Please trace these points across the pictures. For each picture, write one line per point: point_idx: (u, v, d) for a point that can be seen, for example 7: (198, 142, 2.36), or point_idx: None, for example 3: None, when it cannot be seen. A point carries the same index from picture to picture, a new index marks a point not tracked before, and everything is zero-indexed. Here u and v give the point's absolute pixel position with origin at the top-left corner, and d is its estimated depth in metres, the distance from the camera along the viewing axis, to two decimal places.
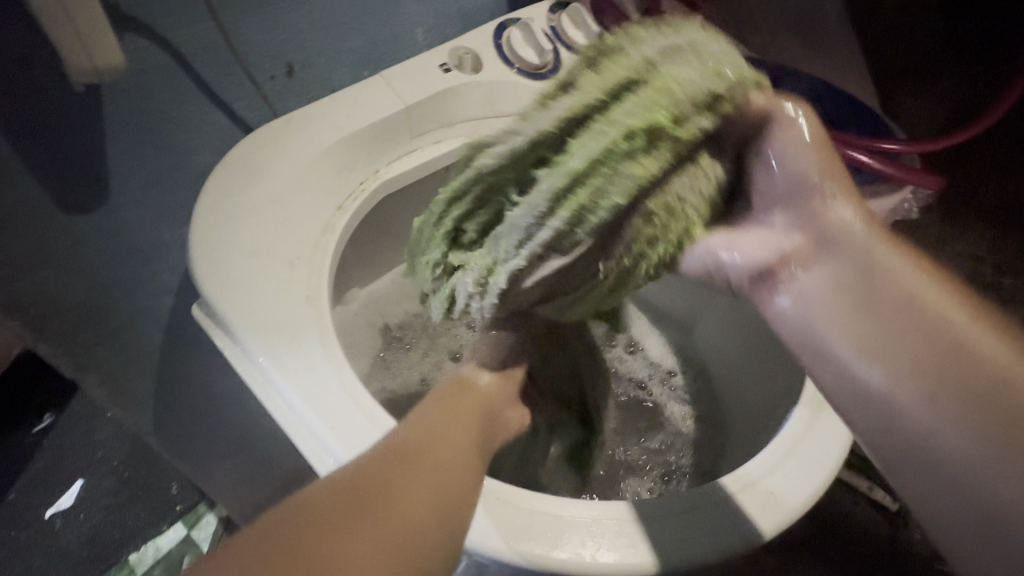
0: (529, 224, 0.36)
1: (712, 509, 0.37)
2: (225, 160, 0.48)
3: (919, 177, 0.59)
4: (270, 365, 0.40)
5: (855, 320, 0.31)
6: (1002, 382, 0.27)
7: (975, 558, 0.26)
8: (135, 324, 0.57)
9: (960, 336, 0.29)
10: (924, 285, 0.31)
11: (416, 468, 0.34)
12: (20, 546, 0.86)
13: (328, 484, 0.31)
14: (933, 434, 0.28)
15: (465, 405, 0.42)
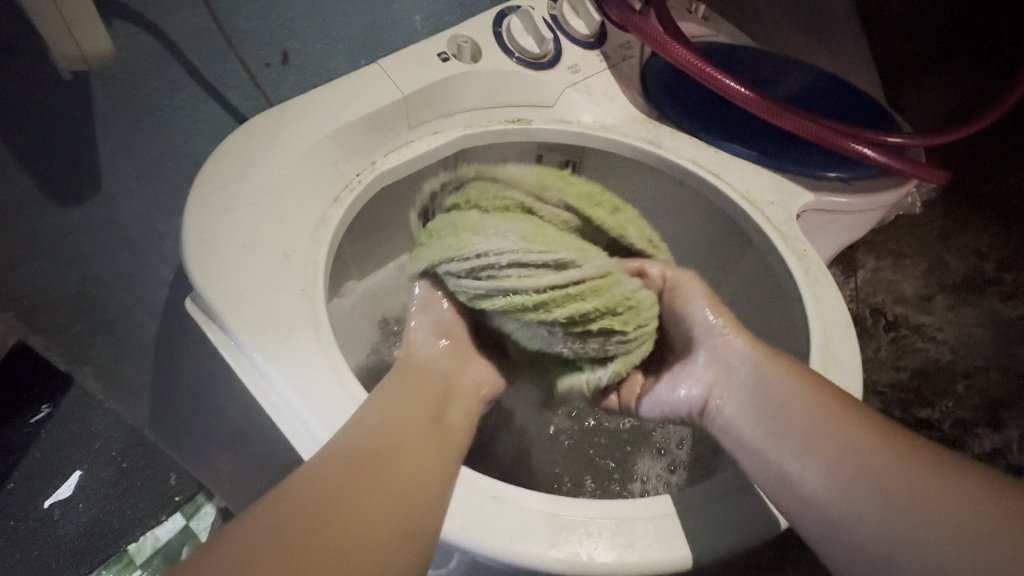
0: (505, 253, 0.42)
1: (707, 509, 0.37)
2: (220, 150, 0.48)
3: (922, 169, 0.58)
4: (263, 360, 0.40)
5: (772, 413, 0.42)
6: (878, 468, 0.35)
7: None
8: (130, 316, 0.56)
9: (833, 422, 0.39)
10: (801, 388, 0.41)
11: (371, 476, 0.34)
12: (18, 535, 0.86)
13: (281, 497, 0.31)
14: (833, 506, 0.36)
15: (422, 387, 0.44)
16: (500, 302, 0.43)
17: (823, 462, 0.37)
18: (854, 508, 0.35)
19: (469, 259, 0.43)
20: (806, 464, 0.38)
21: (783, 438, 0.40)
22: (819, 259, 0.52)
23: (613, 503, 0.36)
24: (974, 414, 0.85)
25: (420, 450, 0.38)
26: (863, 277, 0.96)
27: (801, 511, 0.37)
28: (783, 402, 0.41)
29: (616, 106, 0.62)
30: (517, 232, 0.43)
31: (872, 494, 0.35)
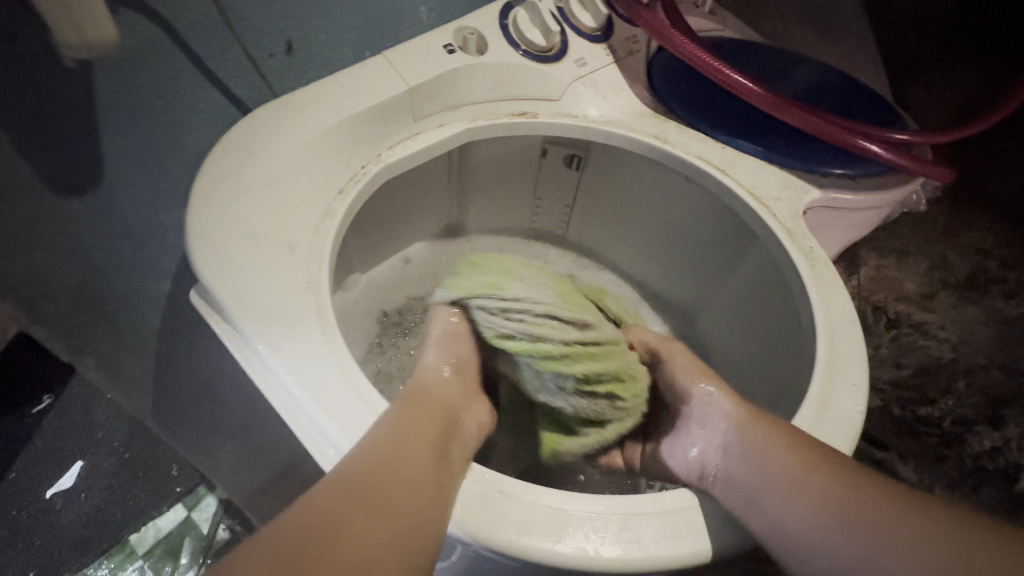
0: (542, 303, 0.44)
1: (691, 515, 0.36)
2: (223, 140, 0.47)
3: (930, 167, 0.58)
4: (268, 353, 0.39)
5: (755, 447, 0.43)
6: (860, 511, 0.38)
7: None
8: (132, 307, 0.56)
9: (812, 466, 0.40)
10: (778, 444, 0.42)
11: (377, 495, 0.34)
12: (19, 526, 0.85)
13: (292, 521, 0.32)
14: (817, 543, 0.39)
15: (426, 405, 0.44)
16: (522, 349, 0.45)
17: (809, 506, 0.40)
18: (829, 547, 0.38)
19: (500, 302, 0.45)
20: (792, 506, 0.40)
21: (767, 479, 0.41)
22: (825, 256, 0.52)
23: (619, 498, 0.36)
24: (975, 412, 0.85)
25: (423, 460, 0.37)
26: (866, 275, 0.95)
27: (787, 552, 0.39)
28: (761, 459, 0.42)
29: (623, 100, 0.62)
30: (550, 286, 0.46)
31: (854, 536, 0.37)
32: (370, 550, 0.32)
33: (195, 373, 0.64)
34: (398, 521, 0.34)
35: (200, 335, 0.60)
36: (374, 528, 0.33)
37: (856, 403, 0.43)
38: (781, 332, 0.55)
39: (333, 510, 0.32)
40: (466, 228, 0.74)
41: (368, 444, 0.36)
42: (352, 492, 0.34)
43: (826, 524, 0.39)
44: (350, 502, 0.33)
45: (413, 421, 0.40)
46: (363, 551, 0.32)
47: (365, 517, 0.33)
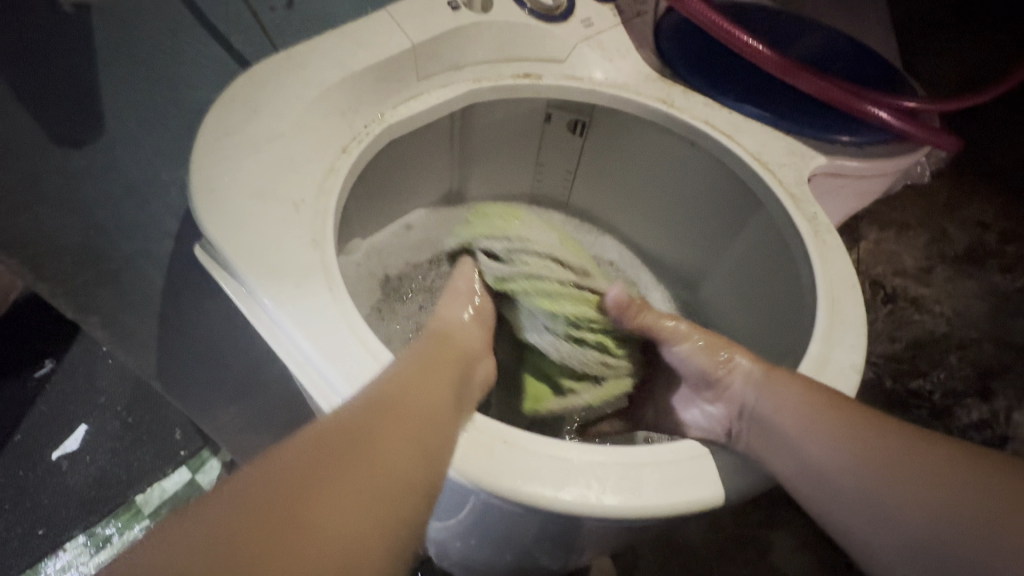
0: (543, 243, 0.48)
1: (689, 464, 0.37)
2: (224, 97, 0.46)
3: (938, 136, 0.58)
4: (275, 307, 0.40)
5: (773, 388, 0.43)
6: (865, 442, 0.39)
7: (851, 530, 0.38)
8: (135, 267, 0.56)
9: (821, 400, 0.41)
10: (789, 380, 0.43)
11: (392, 419, 0.35)
12: (28, 485, 0.88)
13: (311, 438, 0.33)
14: (820, 471, 0.40)
15: (444, 348, 0.45)
16: (520, 287, 0.48)
17: (825, 444, 0.40)
18: (831, 478, 0.39)
19: (506, 243, 0.48)
20: (806, 445, 0.40)
21: (767, 406, 0.43)
22: (829, 223, 0.52)
23: (621, 448, 0.37)
24: (964, 384, 0.87)
25: (435, 396, 0.39)
26: (865, 248, 0.96)
27: (801, 484, 0.40)
28: (769, 392, 0.43)
29: (629, 63, 0.61)
30: (552, 233, 0.50)
31: (855, 470, 0.38)
32: (380, 480, 0.32)
33: (197, 334, 0.64)
34: (410, 459, 0.34)
35: (203, 296, 0.60)
36: (384, 461, 0.33)
37: (854, 363, 0.44)
38: (782, 297, 0.55)
39: (349, 440, 0.33)
40: (468, 195, 0.74)
41: (386, 376, 0.38)
42: (370, 414, 0.35)
43: (833, 461, 0.39)
44: (366, 433, 0.34)
45: (426, 364, 0.41)
46: (375, 480, 0.32)
47: (378, 449, 0.34)
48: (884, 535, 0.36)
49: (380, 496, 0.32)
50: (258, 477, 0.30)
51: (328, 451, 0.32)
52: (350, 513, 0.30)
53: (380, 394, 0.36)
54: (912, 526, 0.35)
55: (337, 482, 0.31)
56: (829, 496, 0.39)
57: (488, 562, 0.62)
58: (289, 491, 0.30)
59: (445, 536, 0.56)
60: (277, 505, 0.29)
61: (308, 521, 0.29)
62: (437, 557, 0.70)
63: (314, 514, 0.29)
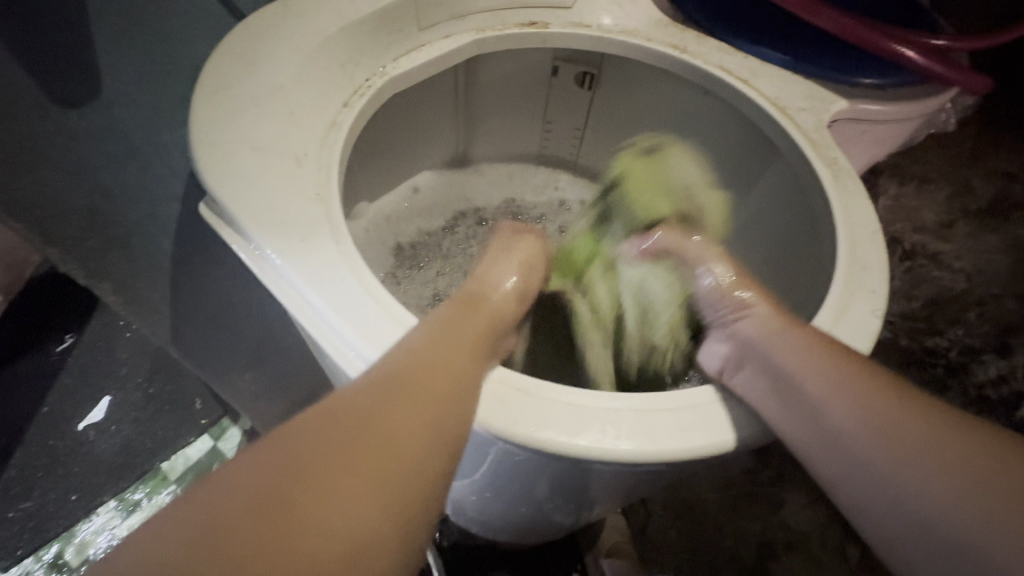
0: (692, 168, 0.55)
1: (704, 412, 0.37)
2: (221, 48, 0.45)
3: (968, 75, 0.55)
4: (282, 261, 0.39)
5: (788, 329, 0.42)
6: (894, 422, 0.36)
7: (862, 510, 0.36)
8: (145, 232, 0.56)
9: (848, 373, 0.38)
10: (820, 348, 0.39)
11: (399, 393, 0.34)
12: (58, 453, 0.91)
13: (315, 421, 0.32)
14: (842, 452, 0.37)
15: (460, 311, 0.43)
16: (643, 176, 0.56)
17: (845, 409, 0.37)
18: (853, 461, 0.36)
19: (666, 145, 0.58)
20: (826, 406, 0.38)
21: (795, 378, 0.39)
22: (850, 168, 0.50)
23: (632, 395, 0.37)
24: (983, 341, 0.86)
25: (447, 357, 0.37)
26: (885, 205, 0.92)
27: (817, 450, 0.38)
28: (799, 352, 0.40)
29: (639, 7, 0.58)
30: (708, 171, 0.57)
31: (881, 453, 0.35)
32: (379, 459, 0.31)
33: (211, 301, 0.65)
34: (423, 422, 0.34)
35: (215, 262, 0.60)
36: (394, 425, 0.33)
37: (876, 309, 0.42)
38: (799, 250, 0.54)
39: (356, 403, 0.33)
40: (474, 157, 0.72)
41: (401, 345, 0.37)
42: (378, 389, 0.34)
43: (857, 438, 0.37)
44: (377, 396, 0.34)
45: (441, 324, 0.40)
46: (380, 444, 0.32)
47: (389, 411, 0.33)
48: (901, 523, 0.34)
49: (387, 464, 0.31)
50: (257, 464, 0.30)
51: (338, 417, 0.32)
52: (355, 479, 0.30)
53: (395, 352, 0.36)
54: (933, 506, 0.33)
55: (343, 447, 0.31)
56: (847, 468, 0.37)
57: (503, 518, 0.63)
58: (283, 479, 0.29)
59: (462, 492, 0.57)
60: (283, 471, 0.29)
61: (301, 506, 0.28)
62: (453, 516, 0.71)
63: (307, 500, 0.29)
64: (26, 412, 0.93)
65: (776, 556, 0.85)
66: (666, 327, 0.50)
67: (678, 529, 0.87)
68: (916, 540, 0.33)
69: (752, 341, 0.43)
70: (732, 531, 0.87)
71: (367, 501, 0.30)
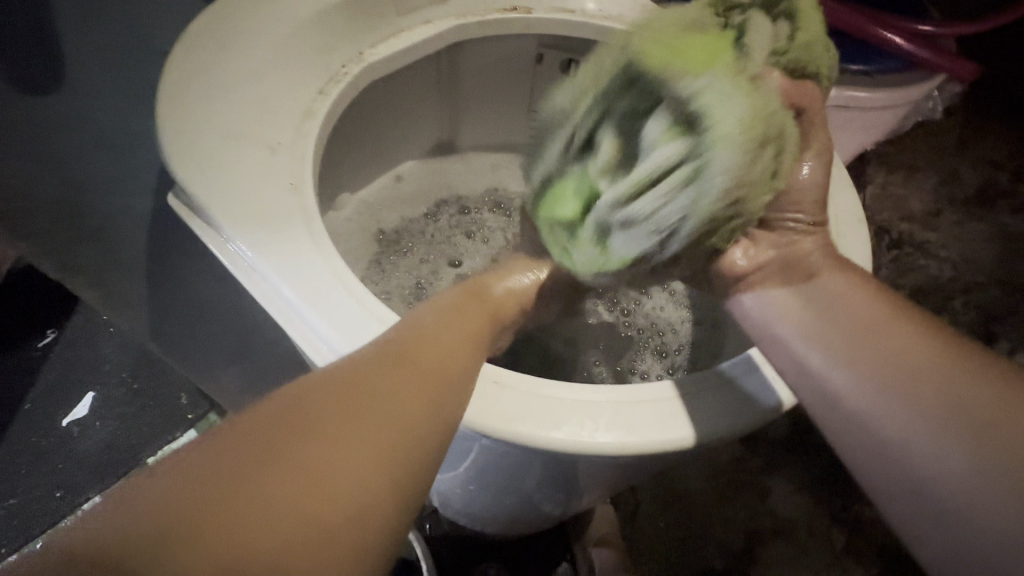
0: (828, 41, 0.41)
1: (680, 403, 0.36)
2: (187, 35, 0.43)
3: (954, 62, 0.54)
4: (254, 253, 0.38)
5: (837, 279, 0.38)
6: (914, 368, 0.33)
7: (860, 463, 0.34)
8: (119, 224, 0.54)
9: (874, 318, 0.36)
10: (858, 296, 0.37)
11: (394, 373, 0.33)
12: (42, 450, 0.89)
13: (301, 391, 0.31)
14: (853, 403, 0.34)
15: (476, 307, 0.44)
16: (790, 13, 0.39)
17: (860, 371, 0.34)
18: (866, 412, 0.34)
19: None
20: (839, 367, 0.35)
21: (820, 325, 0.37)
22: (836, 155, 0.49)
23: (613, 387, 0.36)
24: (970, 328, 0.84)
25: (450, 346, 0.37)
26: (872, 192, 0.91)
27: (827, 414, 0.35)
28: (831, 303, 0.38)
29: None
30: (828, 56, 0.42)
31: (893, 400, 0.33)
32: (359, 435, 0.30)
33: (190, 294, 0.63)
34: (420, 399, 0.33)
35: (193, 254, 0.58)
36: (390, 401, 0.32)
37: None
38: None
39: (345, 375, 0.32)
40: (460, 146, 0.71)
41: (403, 327, 0.37)
42: (371, 367, 0.33)
43: (871, 383, 0.34)
44: (372, 370, 0.32)
45: (446, 315, 0.40)
46: (374, 421, 0.31)
47: (382, 387, 0.32)
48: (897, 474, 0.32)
49: (383, 439, 0.30)
50: (235, 431, 0.29)
51: (334, 389, 0.31)
52: (345, 453, 0.29)
53: (396, 336, 0.36)
54: (954, 475, 0.30)
55: (335, 424, 0.30)
56: (860, 431, 0.34)
57: (491, 509, 0.63)
58: (259, 448, 0.28)
59: (447, 484, 0.56)
60: (271, 442, 0.28)
61: (272, 476, 0.27)
62: (441, 508, 0.71)
63: (282, 471, 0.28)
64: (9, 409, 0.92)
65: (763, 541, 0.86)
66: (769, 194, 0.38)
67: (666, 517, 0.87)
68: (930, 512, 0.31)
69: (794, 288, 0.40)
70: (720, 519, 0.87)
71: (363, 476, 0.29)
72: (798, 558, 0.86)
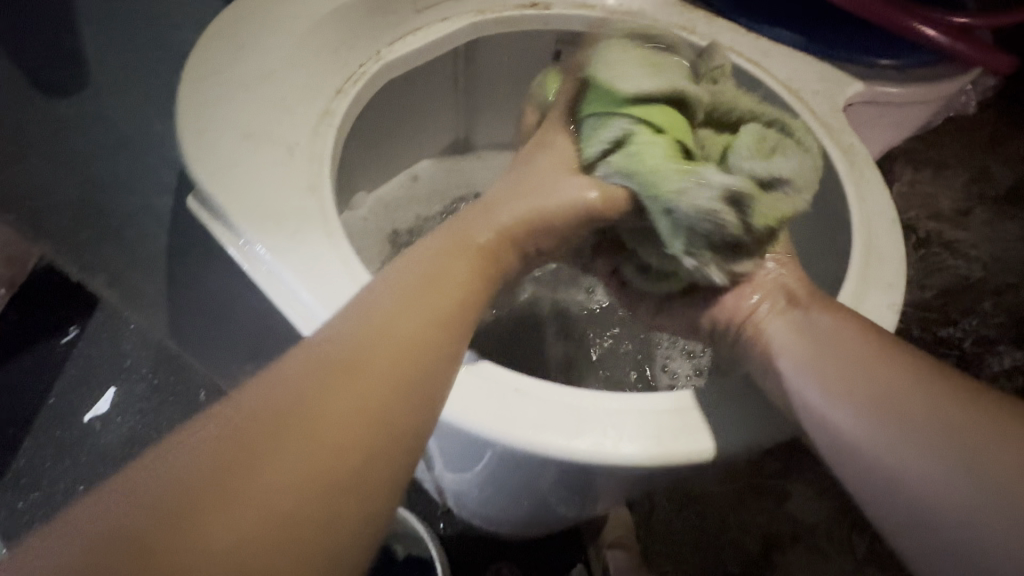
0: None
1: (690, 419, 0.35)
2: (207, 35, 0.43)
3: (992, 55, 0.52)
4: (271, 254, 0.38)
5: (831, 316, 0.40)
6: (909, 398, 0.34)
7: (872, 497, 0.34)
8: (140, 221, 0.55)
9: (868, 353, 0.37)
10: (855, 332, 0.38)
11: (356, 376, 0.28)
12: (65, 444, 0.91)
13: (246, 408, 0.27)
14: (856, 440, 0.35)
15: (455, 272, 0.35)
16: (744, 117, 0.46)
17: (853, 406, 0.36)
18: (875, 447, 0.34)
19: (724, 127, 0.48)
20: (837, 402, 0.36)
21: (816, 363, 0.38)
22: (866, 153, 0.48)
23: (634, 396, 0.36)
24: (998, 332, 0.85)
25: (415, 331, 0.31)
26: (898, 191, 0.89)
27: (833, 452, 0.36)
28: (833, 341, 0.38)
29: None
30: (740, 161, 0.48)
31: (897, 432, 0.34)
32: (318, 454, 0.26)
33: (205, 293, 0.63)
34: (376, 411, 0.28)
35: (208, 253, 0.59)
36: (348, 413, 0.27)
37: (892, 302, 0.41)
38: (808, 238, 0.52)
39: (295, 387, 0.28)
40: (476, 144, 0.70)
41: (360, 319, 0.31)
42: (328, 374, 0.28)
43: (874, 418, 0.35)
44: (322, 381, 0.28)
45: (419, 286, 0.33)
46: (333, 432, 0.27)
47: (338, 402, 0.28)
48: (913, 503, 0.32)
49: (335, 461, 0.26)
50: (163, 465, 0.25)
51: (280, 404, 0.27)
52: (299, 484, 0.25)
53: (349, 339, 0.30)
54: (958, 498, 0.31)
55: (279, 443, 0.26)
56: (860, 460, 0.35)
57: (505, 511, 0.62)
58: (192, 488, 0.24)
59: (462, 486, 0.56)
60: (213, 465, 0.25)
61: (205, 521, 0.23)
62: (456, 508, 0.71)
63: (215, 512, 0.24)
64: (34, 404, 0.93)
65: (781, 547, 0.85)
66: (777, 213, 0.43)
67: (683, 521, 0.86)
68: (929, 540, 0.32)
69: (790, 326, 0.41)
70: (737, 522, 0.86)
71: (344, 487, 0.26)
72: (817, 565, 0.84)
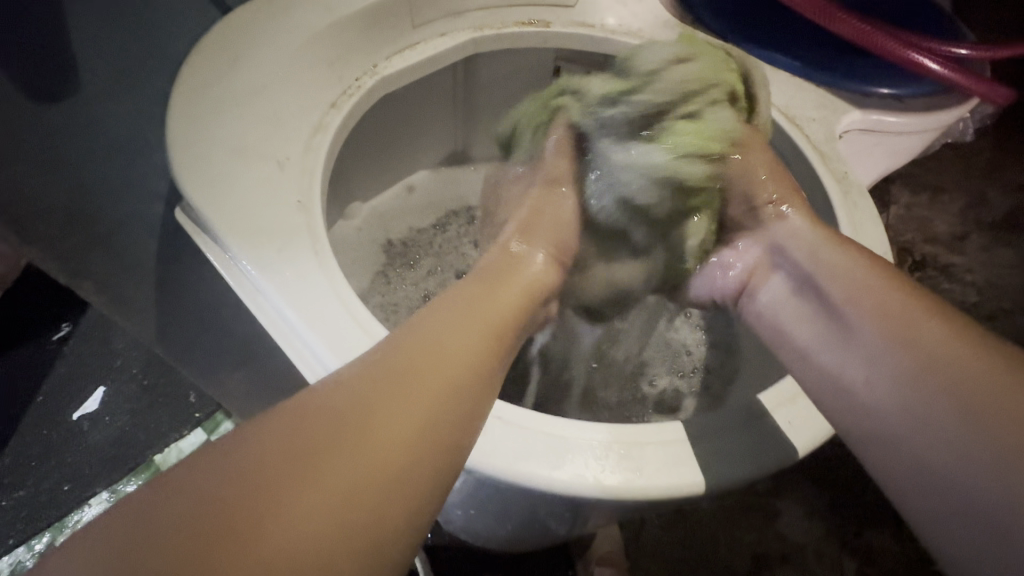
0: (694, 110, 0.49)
1: (678, 452, 0.35)
2: (200, 50, 0.43)
3: (988, 86, 0.52)
4: (257, 272, 0.38)
5: (866, 279, 0.42)
6: (939, 366, 0.36)
7: (886, 464, 0.36)
8: (131, 228, 0.54)
9: (906, 321, 0.39)
10: (895, 297, 0.40)
11: (408, 388, 0.32)
12: (52, 445, 0.88)
13: (303, 413, 0.30)
14: (873, 406, 0.38)
15: (490, 305, 0.40)
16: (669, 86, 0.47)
17: (879, 375, 0.38)
18: (893, 414, 0.37)
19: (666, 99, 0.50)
20: (857, 370, 0.39)
21: (843, 335, 0.42)
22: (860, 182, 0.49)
23: (617, 425, 0.35)
24: None
25: (455, 359, 0.35)
26: (896, 212, 0.89)
27: (853, 421, 0.38)
28: (875, 305, 0.41)
29: (645, 8, 0.56)
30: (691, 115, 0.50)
31: (916, 400, 0.36)
32: (365, 464, 0.29)
33: (196, 298, 0.63)
34: (422, 427, 0.31)
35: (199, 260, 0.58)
36: (394, 432, 0.30)
37: None
38: None
39: (344, 400, 0.31)
40: (474, 156, 0.70)
41: (407, 335, 0.35)
42: (381, 387, 0.32)
43: (897, 387, 0.37)
44: (373, 390, 0.31)
45: (457, 324, 0.37)
46: (381, 448, 0.30)
47: (375, 421, 0.30)
48: (920, 474, 0.34)
49: (382, 472, 0.29)
50: (217, 464, 0.27)
51: (318, 422, 0.30)
52: (345, 493, 0.28)
53: (396, 354, 0.34)
54: (962, 476, 0.32)
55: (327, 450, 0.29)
56: (875, 439, 0.37)
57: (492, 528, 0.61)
58: (241, 494, 0.26)
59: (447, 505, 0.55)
60: (265, 471, 0.27)
61: (254, 522, 0.26)
62: (441, 523, 0.69)
63: (263, 519, 0.26)
64: (22, 401, 0.90)
65: (772, 568, 0.84)
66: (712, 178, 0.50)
67: (675, 541, 0.84)
68: (937, 512, 0.33)
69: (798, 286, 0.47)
70: (727, 541, 0.85)
71: (383, 496, 0.29)
72: None
